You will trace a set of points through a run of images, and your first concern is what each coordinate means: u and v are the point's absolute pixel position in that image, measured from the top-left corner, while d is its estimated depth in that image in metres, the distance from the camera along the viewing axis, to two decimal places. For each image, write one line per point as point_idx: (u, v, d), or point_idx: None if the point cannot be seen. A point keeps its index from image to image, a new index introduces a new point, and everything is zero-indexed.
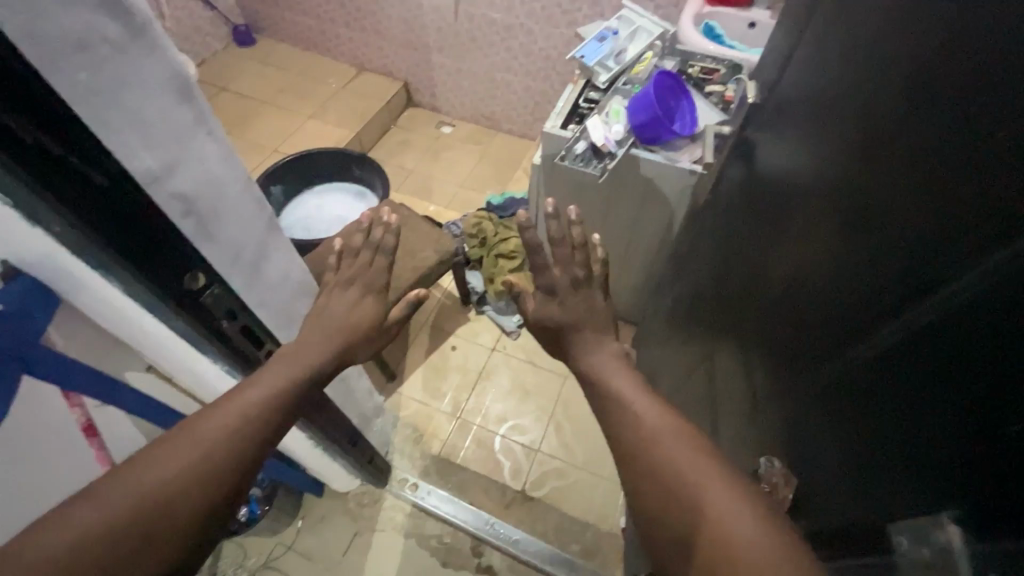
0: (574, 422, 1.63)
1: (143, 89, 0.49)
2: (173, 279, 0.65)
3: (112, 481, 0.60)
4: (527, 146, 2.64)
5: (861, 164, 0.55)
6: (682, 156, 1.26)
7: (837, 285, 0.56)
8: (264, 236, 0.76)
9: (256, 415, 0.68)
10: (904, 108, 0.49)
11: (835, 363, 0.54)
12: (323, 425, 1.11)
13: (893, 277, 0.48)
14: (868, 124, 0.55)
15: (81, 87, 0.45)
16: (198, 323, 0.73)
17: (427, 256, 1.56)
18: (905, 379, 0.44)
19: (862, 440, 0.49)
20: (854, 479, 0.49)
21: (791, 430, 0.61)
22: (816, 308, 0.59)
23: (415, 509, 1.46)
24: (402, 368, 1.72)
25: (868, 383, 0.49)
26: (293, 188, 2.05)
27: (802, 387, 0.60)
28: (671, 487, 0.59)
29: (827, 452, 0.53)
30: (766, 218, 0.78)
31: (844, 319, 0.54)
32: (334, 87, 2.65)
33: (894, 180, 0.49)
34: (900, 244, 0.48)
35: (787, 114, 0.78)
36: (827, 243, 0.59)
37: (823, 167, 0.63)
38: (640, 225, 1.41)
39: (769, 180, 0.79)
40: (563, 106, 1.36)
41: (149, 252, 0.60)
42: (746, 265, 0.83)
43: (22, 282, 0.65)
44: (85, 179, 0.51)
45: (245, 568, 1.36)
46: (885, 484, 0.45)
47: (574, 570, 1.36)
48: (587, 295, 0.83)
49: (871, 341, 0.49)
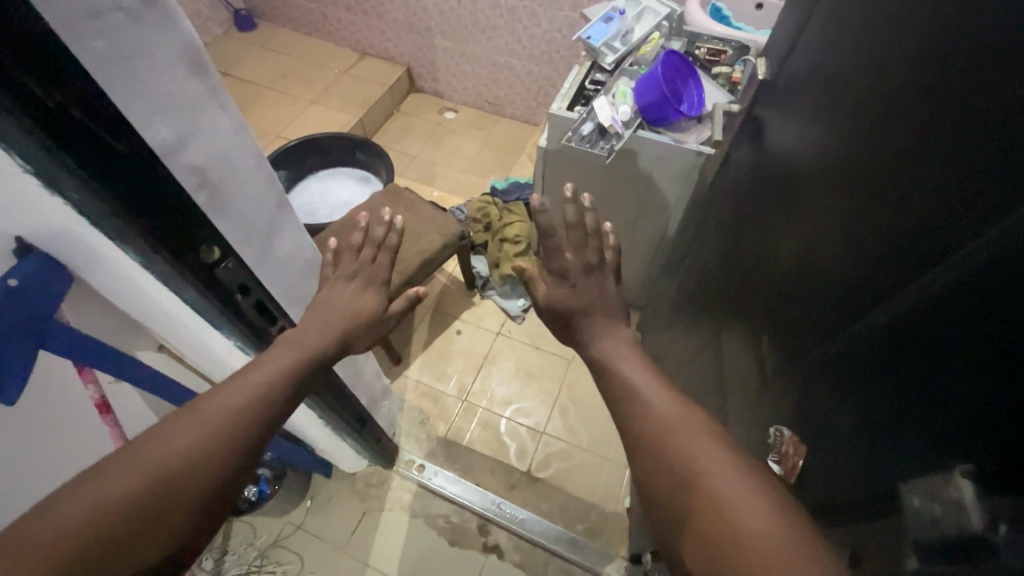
0: (579, 404, 1.65)
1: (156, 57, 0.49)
2: (190, 252, 0.65)
3: (105, 469, 0.56)
4: (531, 132, 2.63)
5: (869, 134, 0.55)
6: (688, 138, 1.25)
7: (847, 255, 0.56)
8: (275, 212, 0.76)
9: (260, 397, 0.66)
10: (914, 75, 0.49)
11: (844, 333, 0.55)
12: (333, 405, 1.12)
13: (901, 244, 0.49)
14: (878, 95, 0.54)
15: (99, 55, 0.45)
16: (215, 298, 0.73)
17: (433, 240, 1.56)
18: (914, 343, 0.45)
19: (871, 405, 0.49)
20: (862, 444, 0.50)
21: (800, 401, 0.62)
22: (824, 280, 0.60)
23: (422, 489, 1.48)
24: (407, 352, 1.73)
25: (877, 350, 0.49)
26: (297, 173, 2.05)
27: (812, 358, 0.60)
28: (680, 469, 0.60)
29: (837, 419, 0.54)
30: (775, 195, 0.78)
31: (854, 288, 0.54)
32: (337, 72, 2.63)
33: (902, 148, 0.50)
34: (908, 211, 0.48)
35: (796, 90, 0.78)
36: (837, 215, 0.59)
37: (831, 139, 0.63)
38: (645, 208, 1.41)
39: (778, 157, 0.79)
40: (569, 88, 1.35)
41: (167, 225, 0.61)
42: (754, 242, 0.83)
43: (34, 259, 0.66)
44: (109, 150, 0.51)
45: (255, 546, 1.38)
46: (894, 447, 0.46)
47: (579, 549, 1.39)
48: (599, 279, 0.83)
49: (880, 308, 0.50)
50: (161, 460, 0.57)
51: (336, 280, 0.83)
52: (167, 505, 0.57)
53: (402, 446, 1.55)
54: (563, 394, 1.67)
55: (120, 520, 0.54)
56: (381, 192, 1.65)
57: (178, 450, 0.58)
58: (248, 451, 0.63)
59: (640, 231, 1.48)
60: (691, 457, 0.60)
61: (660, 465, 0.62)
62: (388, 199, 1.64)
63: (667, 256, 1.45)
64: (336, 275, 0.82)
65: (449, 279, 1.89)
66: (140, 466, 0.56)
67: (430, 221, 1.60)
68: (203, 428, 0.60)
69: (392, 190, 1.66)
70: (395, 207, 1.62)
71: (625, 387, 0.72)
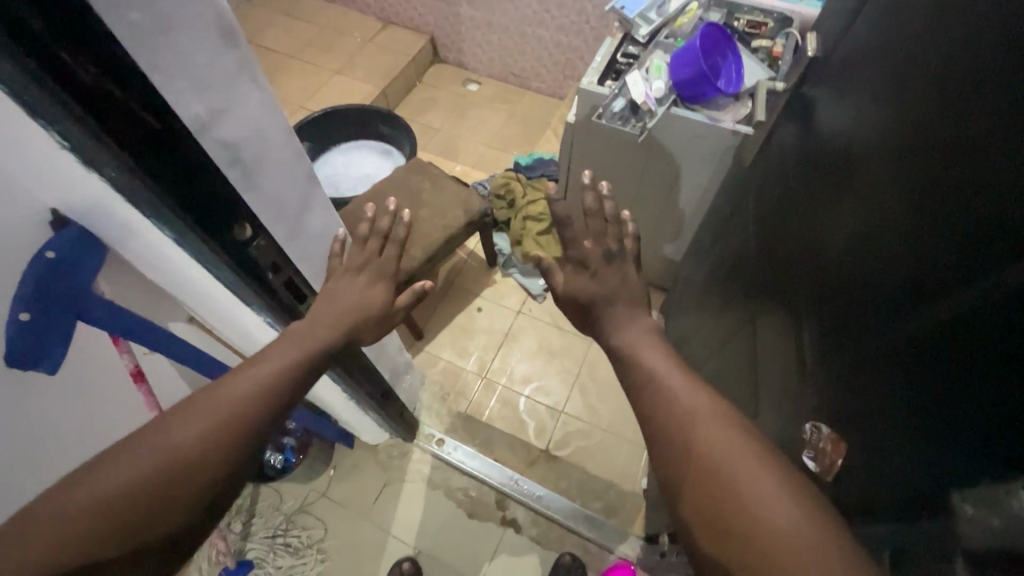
0: (599, 385, 1.64)
1: (192, 29, 0.48)
2: (222, 229, 0.65)
3: (126, 448, 0.59)
4: (556, 106, 2.57)
5: (932, 118, 0.52)
6: (725, 116, 1.20)
7: (902, 248, 0.54)
8: (306, 188, 0.76)
9: (270, 385, 0.67)
10: (992, 56, 0.45)
11: (896, 328, 0.52)
12: (357, 380, 1.14)
13: (965, 239, 0.46)
14: (947, 76, 0.51)
15: (134, 28, 0.44)
16: (246, 274, 0.74)
17: (457, 216, 1.55)
18: (976, 346, 0.43)
19: (922, 406, 0.48)
20: (911, 445, 0.48)
21: (842, 395, 0.60)
22: (876, 272, 0.57)
23: (442, 463, 1.50)
24: (428, 328, 1.74)
25: (931, 349, 0.47)
26: (320, 145, 2.04)
27: (858, 353, 0.58)
28: (705, 465, 0.58)
29: (884, 418, 0.53)
30: (823, 179, 0.75)
31: (908, 283, 0.52)
32: (360, 41, 2.59)
33: (972, 135, 0.46)
34: (974, 204, 0.45)
35: (852, 66, 0.73)
36: (893, 205, 0.56)
37: (890, 122, 0.59)
38: (675, 188, 1.37)
39: (828, 139, 0.76)
40: (600, 61, 1.30)
41: (199, 201, 0.61)
42: (799, 227, 0.80)
43: (72, 231, 0.67)
44: (142, 124, 0.51)
45: (281, 511, 1.43)
46: (947, 451, 0.44)
47: (596, 526, 1.40)
48: (622, 267, 0.81)
49: (937, 306, 0.47)
50: (173, 444, 0.59)
51: (364, 258, 0.82)
52: (180, 487, 0.59)
53: (422, 419, 1.57)
54: (583, 374, 1.66)
55: (137, 499, 0.58)
56: (405, 166, 1.63)
57: (188, 436, 0.60)
58: (260, 436, 0.65)
59: (668, 212, 1.45)
60: (717, 451, 0.58)
61: (683, 457, 0.60)
62: (413, 173, 1.62)
63: (695, 238, 1.42)
64: (361, 254, 0.81)
65: (470, 256, 1.87)
66: (154, 449, 0.59)
67: (454, 197, 1.58)
68: (215, 416, 0.62)
69: (417, 164, 1.64)
70: (419, 181, 1.60)
71: (647, 372, 0.69)
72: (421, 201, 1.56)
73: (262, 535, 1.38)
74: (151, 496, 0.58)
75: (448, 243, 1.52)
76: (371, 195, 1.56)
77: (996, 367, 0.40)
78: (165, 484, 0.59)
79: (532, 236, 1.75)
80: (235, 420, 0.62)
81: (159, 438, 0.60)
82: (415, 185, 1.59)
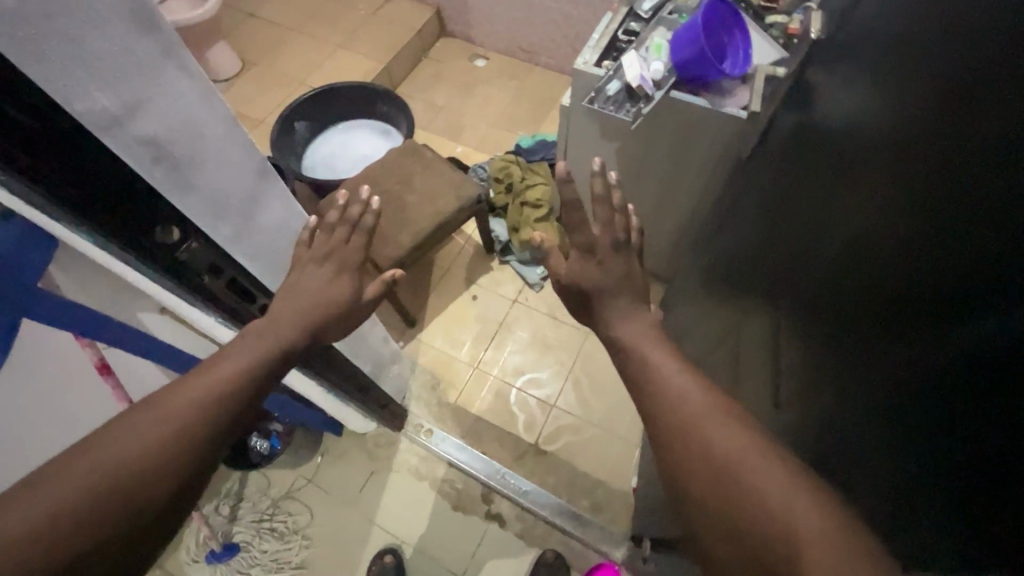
0: (593, 379, 1.60)
1: (88, 15, 0.44)
2: (141, 233, 0.62)
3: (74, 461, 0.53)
4: (566, 83, 2.45)
5: (903, 122, 0.44)
6: (727, 101, 1.11)
7: (843, 271, 0.47)
8: (260, 184, 0.72)
9: (238, 381, 0.64)
10: (967, 55, 0.37)
11: (832, 363, 0.47)
12: (334, 374, 1.11)
13: (902, 277, 0.39)
14: (929, 68, 0.42)
15: (14, 19, 0.41)
16: (178, 279, 0.71)
17: (448, 202, 1.49)
18: (908, 411, 0.36)
19: (851, 455, 0.42)
20: (838, 495, 0.44)
21: (780, 418, 0.55)
22: (821, 294, 0.50)
23: (429, 454, 1.49)
24: (421, 315, 1.70)
25: (865, 400, 0.41)
26: (318, 124, 1.98)
27: (796, 377, 0.53)
28: (717, 484, 0.51)
29: (816, 457, 0.47)
30: (813, 172, 0.67)
31: (845, 314, 0.46)
32: (364, 13, 2.50)
33: (934, 155, 0.38)
34: (922, 237, 0.38)
35: (857, 45, 0.64)
36: (848, 218, 0.49)
37: (873, 118, 0.52)
38: (675, 177, 1.29)
39: (824, 125, 0.68)
40: (598, 39, 1.21)
41: (106, 205, 0.58)
42: (783, 221, 0.73)
43: (15, 225, 0.64)
44: (19, 125, 0.48)
45: (268, 496, 1.44)
46: (876, 513, 0.39)
47: (581, 524, 1.38)
48: (595, 272, 0.75)
49: (873, 350, 0.41)
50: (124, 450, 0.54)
51: (330, 248, 0.78)
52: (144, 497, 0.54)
53: (412, 409, 1.55)
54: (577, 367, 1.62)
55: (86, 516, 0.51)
56: (398, 149, 1.57)
57: (149, 441, 0.55)
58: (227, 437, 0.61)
59: (668, 202, 1.36)
60: (723, 467, 0.51)
61: (690, 483, 0.53)
62: (405, 156, 1.56)
63: (696, 231, 1.34)
64: (307, 265, 0.77)
65: (466, 242, 1.82)
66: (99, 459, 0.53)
67: (447, 182, 1.52)
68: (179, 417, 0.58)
69: (410, 147, 1.58)
70: (412, 165, 1.54)
71: (642, 381, 0.63)
72: (412, 186, 1.50)
73: (249, 519, 1.39)
74: (104, 510, 0.52)
75: (439, 230, 1.47)
76: (361, 179, 1.51)
77: (937, 412, 0.33)
78: (121, 493, 0.53)
79: (530, 224, 1.69)
80: (204, 417, 0.59)
81: (102, 448, 0.54)
82: (407, 169, 1.53)
